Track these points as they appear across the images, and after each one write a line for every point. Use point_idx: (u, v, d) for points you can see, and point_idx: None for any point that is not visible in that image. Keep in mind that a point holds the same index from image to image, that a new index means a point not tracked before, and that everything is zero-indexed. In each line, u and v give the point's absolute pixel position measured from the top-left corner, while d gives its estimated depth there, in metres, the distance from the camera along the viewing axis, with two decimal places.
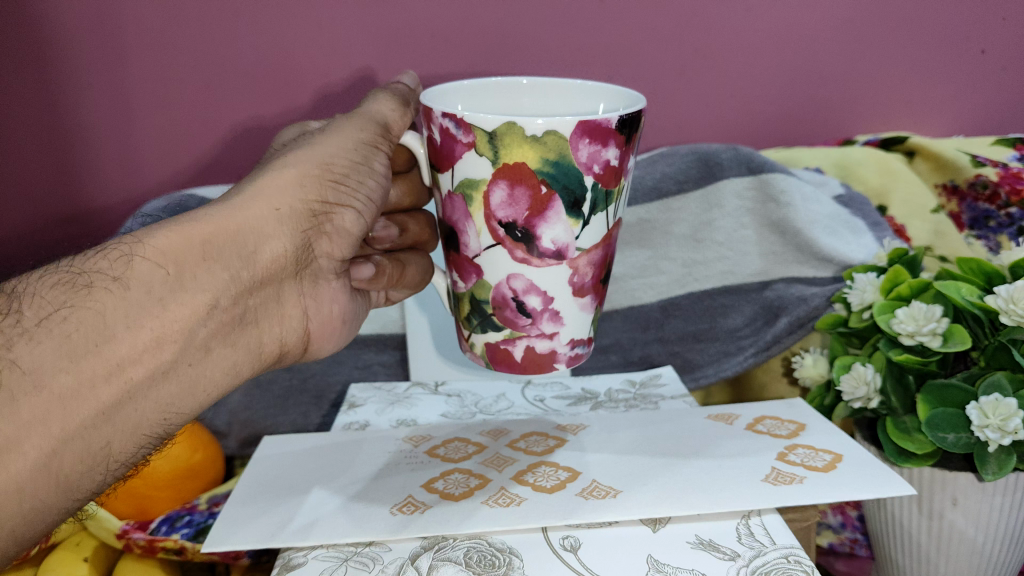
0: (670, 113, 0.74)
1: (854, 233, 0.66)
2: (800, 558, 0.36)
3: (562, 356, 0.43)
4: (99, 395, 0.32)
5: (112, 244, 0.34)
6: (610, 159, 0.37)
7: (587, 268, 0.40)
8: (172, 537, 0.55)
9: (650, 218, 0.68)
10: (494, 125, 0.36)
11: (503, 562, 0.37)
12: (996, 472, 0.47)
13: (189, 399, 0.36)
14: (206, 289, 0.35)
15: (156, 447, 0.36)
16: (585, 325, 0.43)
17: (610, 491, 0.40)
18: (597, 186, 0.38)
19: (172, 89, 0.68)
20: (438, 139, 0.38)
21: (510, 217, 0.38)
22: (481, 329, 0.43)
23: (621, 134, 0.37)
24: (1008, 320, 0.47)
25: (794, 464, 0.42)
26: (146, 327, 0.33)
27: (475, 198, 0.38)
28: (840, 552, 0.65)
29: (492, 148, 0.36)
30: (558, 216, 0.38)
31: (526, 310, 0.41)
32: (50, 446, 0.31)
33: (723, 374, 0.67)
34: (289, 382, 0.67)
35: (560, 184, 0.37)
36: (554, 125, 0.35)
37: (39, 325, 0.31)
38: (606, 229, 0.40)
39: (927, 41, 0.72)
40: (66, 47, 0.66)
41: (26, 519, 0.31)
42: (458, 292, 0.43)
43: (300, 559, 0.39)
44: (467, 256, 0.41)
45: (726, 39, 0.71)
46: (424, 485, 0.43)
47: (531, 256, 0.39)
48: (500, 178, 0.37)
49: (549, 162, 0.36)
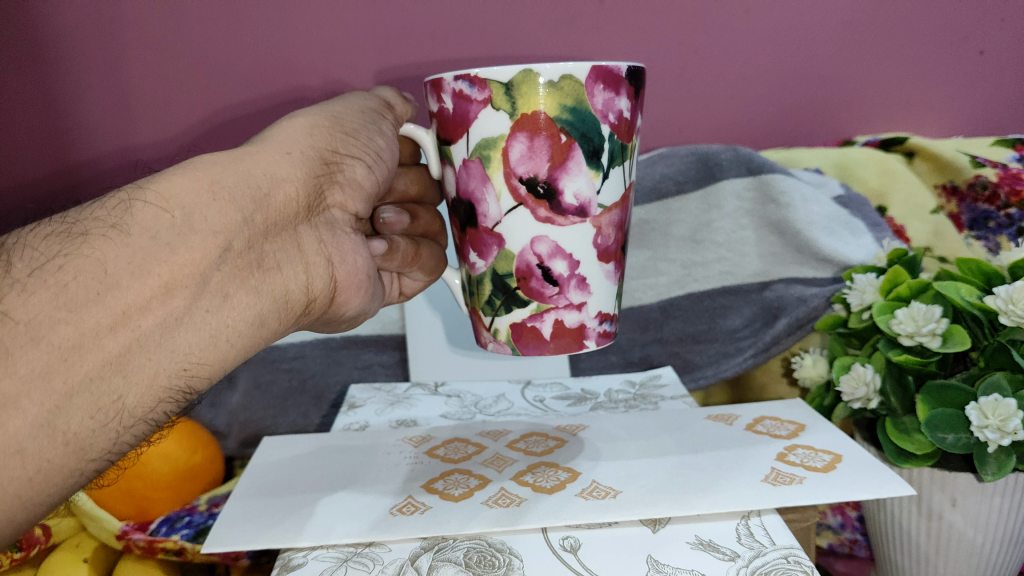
0: (670, 113, 0.75)
1: (853, 233, 0.66)
2: (800, 558, 0.36)
3: (592, 331, 0.43)
4: (106, 345, 0.31)
5: (110, 195, 0.34)
6: (623, 110, 0.38)
7: (609, 229, 0.41)
8: (172, 537, 0.55)
9: (650, 219, 0.68)
10: (510, 75, 0.36)
11: (503, 562, 0.37)
12: (996, 473, 0.47)
13: (210, 350, 0.35)
14: (217, 230, 0.34)
15: (175, 407, 0.35)
16: (611, 296, 0.43)
17: (610, 491, 0.40)
18: (614, 138, 0.38)
19: (171, 87, 0.71)
20: (450, 107, 0.39)
21: (531, 172, 0.38)
22: (507, 308, 0.42)
23: (630, 86, 0.38)
24: (1008, 320, 0.47)
25: (794, 465, 0.42)
26: (154, 274, 0.32)
27: (493, 158, 0.38)
28: (839, 552, 0.66)
29: (509, 100, 0.37)
30: (579, 166, 0.38)
31: (552, 277, 0.41)
32: (53, 402, 0.29)
33: (722, 374, 0.67)
34: (289, 382, 0.67)
35: (579, 131, 0.37)
36: (571, 70, 0.36)
37: (32, 276, 0.30)
38: (623, 188, 0.40)
39: (927, 41, 0.72)
40: (64, 45, 0.69)
41: (34, 481, 0.29)
42: (477, 274, 0.43)
43: (301, 560, 0.38)
44: (486, 228, 0.41)
45: (725, 40, 0.72)
46: (424, 485, 0.43)
47: (555, 214, 0.39)
48: (519, 130, 0.37)
49: (567, 108, 0.37)
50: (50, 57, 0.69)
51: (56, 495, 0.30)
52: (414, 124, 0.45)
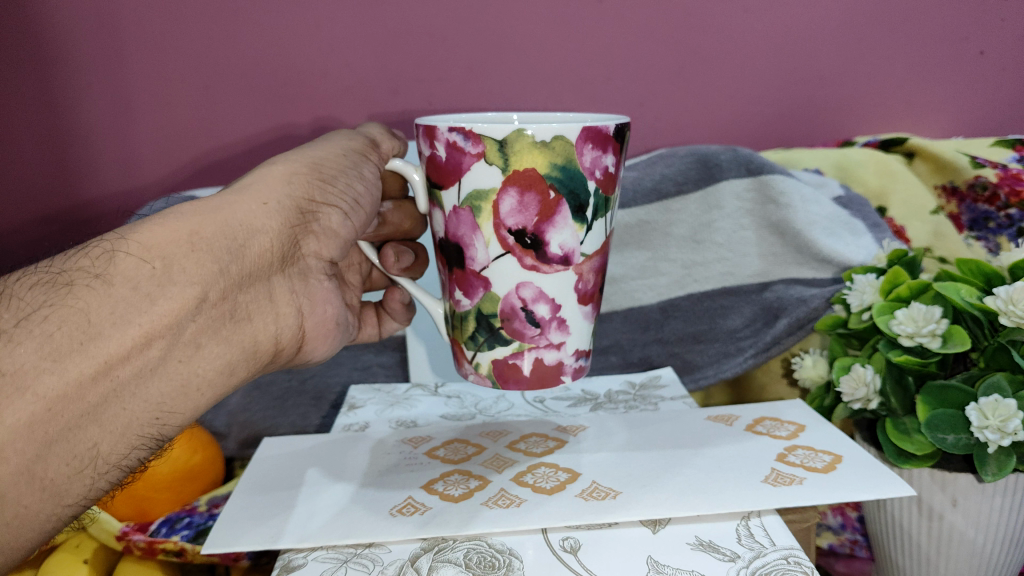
0: (670, 113, 0.75)
1: (853, 233, 0.66)
2: (800, 559, 0.36)
3: (568, 368, 0.44)
4: (85, 396, 0.32)
5: (93, 244, 0.35)
6: (609, 165, 0.39)
7: (590, 274, 0.41)
8: (172, 538, 0.55)
9: (650, 219, 0.68)
10: (504, 133, 0.37)
11: (503, 562, 0.37)
12: (996, 473, 0.47)
13: (182, 399, 0.36)
14: (194, 282, 0.35)
15: (152, 451, 0.36)
16: (588, 335, 0.44)
17: (610, 492, 0.40)
18: (599, 192, 0.39)
19: (173, 89, 0.72)
20: (442, 154, 0.39)
21: (519, 224, 0.39)
22: (490, 345, 0.43)
23: (618, 142, 0.39)
24: (1008, 321, 0.47)
25: (794, 466, 0.42)
26: (134, 324, 0.33)
27: (484, 209, 0.39)
28: (839, 553, 0.65)
29: (502, 156, 0.37)
30: (565, 221, 0.39)
31: (535, 320, 0.41)
32: (34, 450, 0.31)
33: (723, 374, 0.67)
34: (289, 383, 0.68)
35: (567, 188, 0.38)
36: (562, 130, 0.37)
37: (18, 326, 0.31)
38: (605, 235, 0.41)
39: (928, 40, 0.72)
40: (68, 52, 0.71)
41: (10, 525, 0.31)
42: (460, 312, 0.43)
43: (301, 561, 0.38)
44: (473, 270, 0.41)
45: (725, 40, 0.72)
46: (424, 486, 0.43)
47: (540, 263, 0.40)
48: (511, 185, 0.38)
49: (557, 167, 0.37)
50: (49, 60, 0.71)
51: (36, 535, 0.32)
52: (402, 158, 0.44)
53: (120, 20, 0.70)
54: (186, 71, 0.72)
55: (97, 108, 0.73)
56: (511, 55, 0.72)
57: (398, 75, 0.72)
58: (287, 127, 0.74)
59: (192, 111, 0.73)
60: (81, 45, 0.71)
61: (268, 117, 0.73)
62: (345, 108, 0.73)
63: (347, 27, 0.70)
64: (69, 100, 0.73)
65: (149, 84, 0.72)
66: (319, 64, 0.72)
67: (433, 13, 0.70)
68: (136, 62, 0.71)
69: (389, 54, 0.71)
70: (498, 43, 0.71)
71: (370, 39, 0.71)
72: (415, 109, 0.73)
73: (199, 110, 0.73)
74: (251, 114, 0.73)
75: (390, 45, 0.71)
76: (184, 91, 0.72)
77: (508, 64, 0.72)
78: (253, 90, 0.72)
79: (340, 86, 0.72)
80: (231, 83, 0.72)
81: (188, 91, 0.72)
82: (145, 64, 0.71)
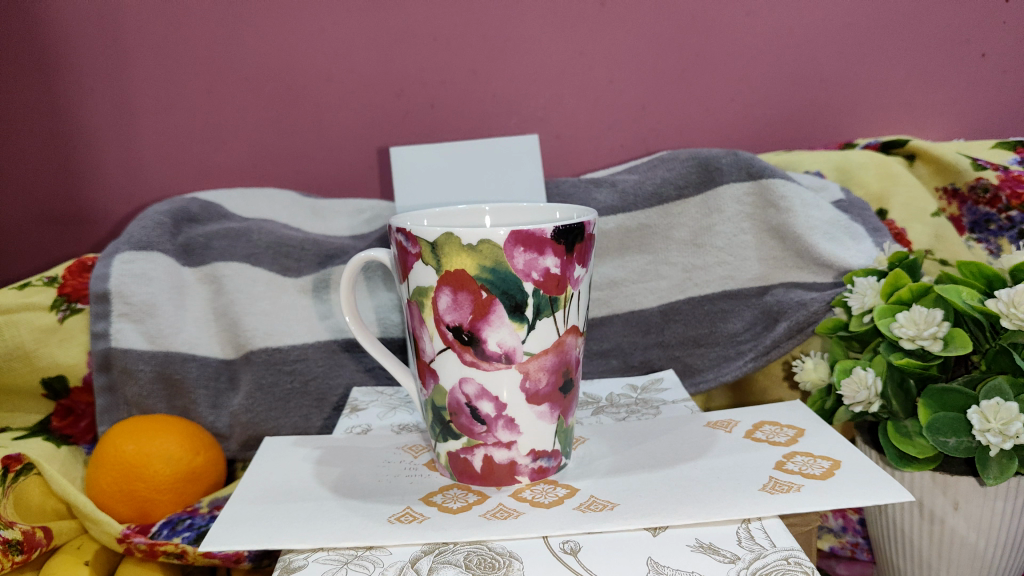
0: (673, 116, 0.75)
1: (853, 238, 0.66)
2: (800, 559, 0.36)
3: (524, 467, 0.44)
4: None
5: None
6: (549, 267, 0.40)
7: (540, 373, 0.42)
8: (173, 540, 0.54)
9: (650, 224, 0.68)
10: (435, 237, 0.39)
11: (503, 564, 0.37)
12: (998, 477, 0.47)
13: None
14: None
15: None
16: (548, 437, 0.44)
17: (607, 504, 0.40)
18: (539, 293, 0.40)
19: (184, 91, 0.73)
20: (397, 250, 0.42)
21: (456, 320, 0.41)
22: (444, 438, 0.45)
23: (559, 244, 0.40)
24: (1009, 324, 0.47)
25: (792, 473, 0.42)
26: None
27: (426, 304, 0.42)
28: (840, 556, 0.65)
29: (435, 257, 0.40)
30: (500, 319, 0.40)
31: (479, 416, 0.43)
32: None
33: (722, 378, 0.66)
34: (291, 384, 0.66)
35: (500, 289, 0.40)
36: (489, 235, 0.38)
37: None
38: (555, 337, 0.42)
39: (925, 43, 0.74)
40: (80, 52, 0.72)
41: None
42: (423, 398, 0.46)
43: (301, 562, 0.38)
44: (425, 363, 0.44)
45: (726, 43, 0.73)
46: (423, 498, 0.43)
47: (479, 359, 0.41)
48: (444, 284, 0.40)
49: (486, 269, 0.39)
50: (64, 62, 0.73)
51: None
52: (381, 247, 0.46)
53: (129, 21, 0.71)
54: (194, 73, 0.73)
55: (105, 108, 0.74)
56: (514, 58, 0.73)
57: (402, 78, 0.73)
58: (292, 130, 0.75)
59: (199, 112, 0.74)
60: (92, 46, 0.72)
61: (274, 118, 0.75)
62: (350, 111, 0.74)
63: (353, 31, 0.72)
64: (79, 100, 0.74)
65: (161, 85, 0.73)
66: (325, 67, 0.73)
67: (440, 17, 0.71)
68: (144, 62, 0.73)
69: (394, 57, 0.73)
70: (501, 45, 0.72)
71: (375, 42, 0.72)
72: (419, 112, 0.74)
73: (205, 110, 0.74)
74: (257, 116, 0.74)
75: (395, 48, 0.72)
76: (191, 92, 0.74)
77: (511, 67, 0.73)
78: (259, 90, 0.74)
79: (347, 90, 0.74)
80: (237, 84, 0.73)
81: (196, 93, 0.74)
82: (153, 65, 0.73)
